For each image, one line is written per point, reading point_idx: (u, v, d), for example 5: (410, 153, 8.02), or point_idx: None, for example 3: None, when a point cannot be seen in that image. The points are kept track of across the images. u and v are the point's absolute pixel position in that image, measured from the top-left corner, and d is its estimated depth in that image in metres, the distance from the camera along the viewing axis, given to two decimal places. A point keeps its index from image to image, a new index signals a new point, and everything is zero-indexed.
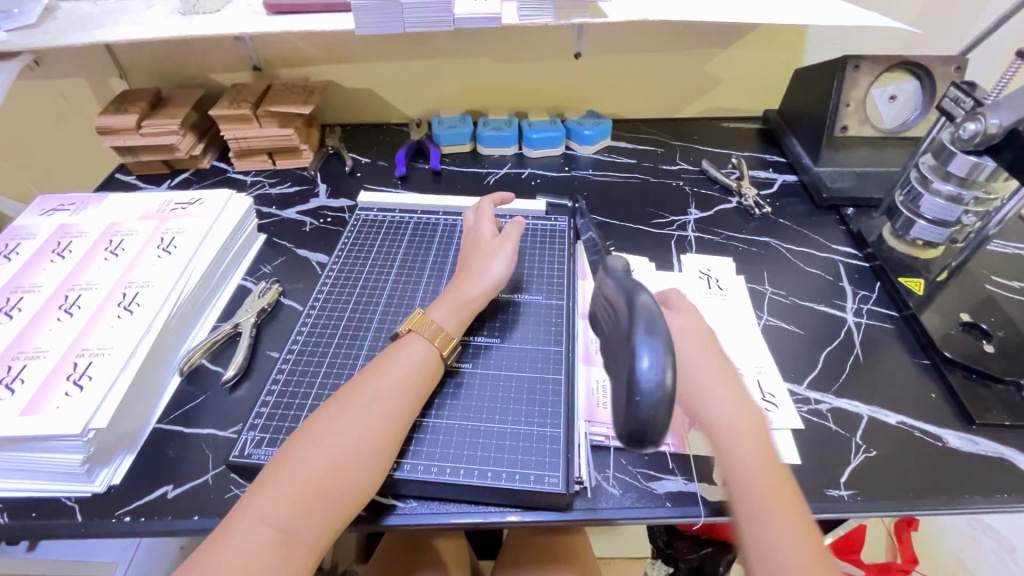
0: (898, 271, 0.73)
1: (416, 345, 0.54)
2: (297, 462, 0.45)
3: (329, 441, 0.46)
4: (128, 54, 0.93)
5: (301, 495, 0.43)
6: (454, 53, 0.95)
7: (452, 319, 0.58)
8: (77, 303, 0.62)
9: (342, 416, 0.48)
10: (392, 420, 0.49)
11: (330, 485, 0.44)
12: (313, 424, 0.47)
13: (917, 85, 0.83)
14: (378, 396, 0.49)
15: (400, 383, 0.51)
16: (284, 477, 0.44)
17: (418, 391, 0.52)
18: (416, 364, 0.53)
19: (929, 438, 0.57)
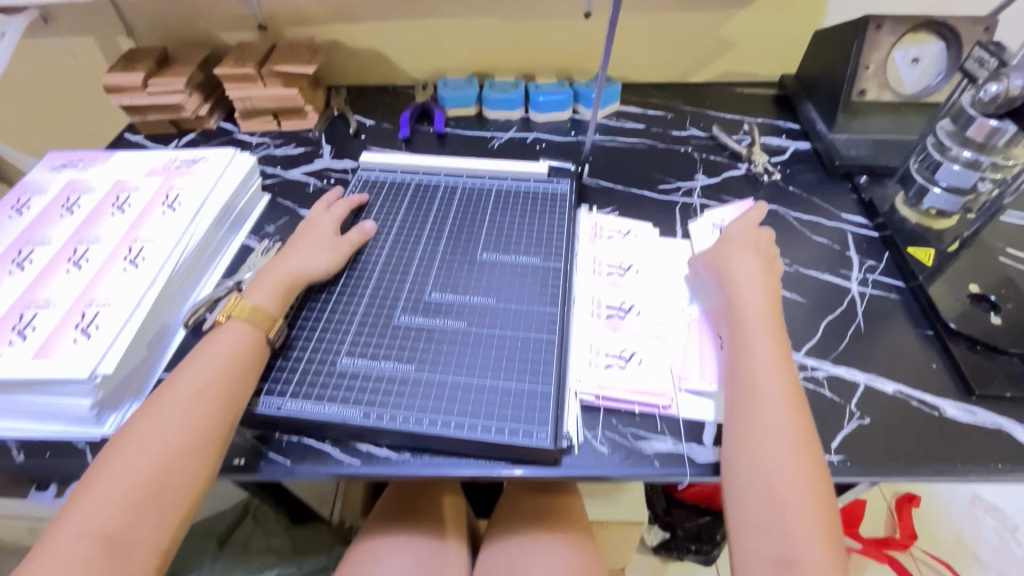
0: (908, 240, 0.71)
1: (234, 331, 0.54)
2: (145, 427, 0.47)
3: (177, 405, 0.48)
4: (134, 12, 0.92)
5: (155, 457, 0.46)
6: (461, 12, 0.93)
7: (273, 300, 0.57)
8: (85, 256, 0.63)
9: (189, 379, 0.50)
10: (204, 415, 0.48)
11: (187, 444, 0.47)
12: (162, 389, 0.50)
13: (941, 47, 0.79)
14: (225, 357, 0.52)
15: (215, 375, 0.51)
16: (137, 441, 0.46)
17: (233, 376, 0.51)
18: (232, 350, 0.53)
19: (925, 408, 0.56)
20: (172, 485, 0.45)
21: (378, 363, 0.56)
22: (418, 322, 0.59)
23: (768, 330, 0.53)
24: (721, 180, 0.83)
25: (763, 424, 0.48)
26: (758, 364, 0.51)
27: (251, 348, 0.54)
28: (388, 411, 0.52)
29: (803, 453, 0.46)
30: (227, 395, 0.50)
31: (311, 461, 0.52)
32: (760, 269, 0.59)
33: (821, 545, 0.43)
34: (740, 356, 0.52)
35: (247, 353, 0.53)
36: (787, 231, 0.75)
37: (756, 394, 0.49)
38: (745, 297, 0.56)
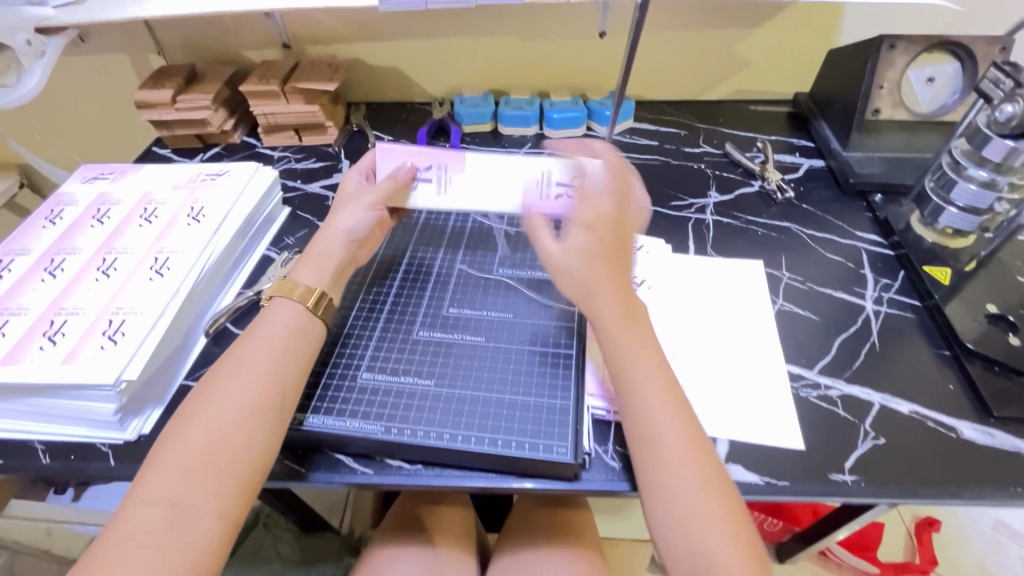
0: (923, 259, 0.71)
1: (281, 311, 0.54)
2: (206, 404, 0.47)
3: (235, 383, 0.49)
4: (166, 32, 0.96)
5: (216, 433, 0.46)
6: (479, 32, 0.95)
7: (316, 276, 0.57)
8: (113, 265, 0.65)
9: (241, 359, 0.50)
10: (265, 386, 0.49)
11: (245, 421, 0.47)
12: (216, 370, 0.50)
13: (956, 67, 0.79)
14: (278, 332, 0.53)
15: (270, 347, 0.51)
16: (197, 418, 0.47)
17: (289, 348, 0.52)
18: (284, 325, 0.53)
19: (942, 429, 0.56)
20: (234, 459, 0.45)
21: (398, 379, 0.56)
22: (436, 337, 0.60)
23: (638, 336, 0.51)
24: (734, 196, 0.84)
25: (662, 438, 0.47)
26: (642, 375, 0.49)
27: (298, 325, 0.54)
28: (408, 426, 0.52)
29: (701, 459, 0.46)
30: (282, 373, 0.50)
31: (326, 470, 0.53)
32: (604, 270, 0.53)
33: (724, 535, 0.44)
34: (638, 372, 0.50)
35: (294, 331, 0.53)
36: (800, 248, 0.75)
37: (646, 408, 0.48)
38: (606, 308, 0.52)
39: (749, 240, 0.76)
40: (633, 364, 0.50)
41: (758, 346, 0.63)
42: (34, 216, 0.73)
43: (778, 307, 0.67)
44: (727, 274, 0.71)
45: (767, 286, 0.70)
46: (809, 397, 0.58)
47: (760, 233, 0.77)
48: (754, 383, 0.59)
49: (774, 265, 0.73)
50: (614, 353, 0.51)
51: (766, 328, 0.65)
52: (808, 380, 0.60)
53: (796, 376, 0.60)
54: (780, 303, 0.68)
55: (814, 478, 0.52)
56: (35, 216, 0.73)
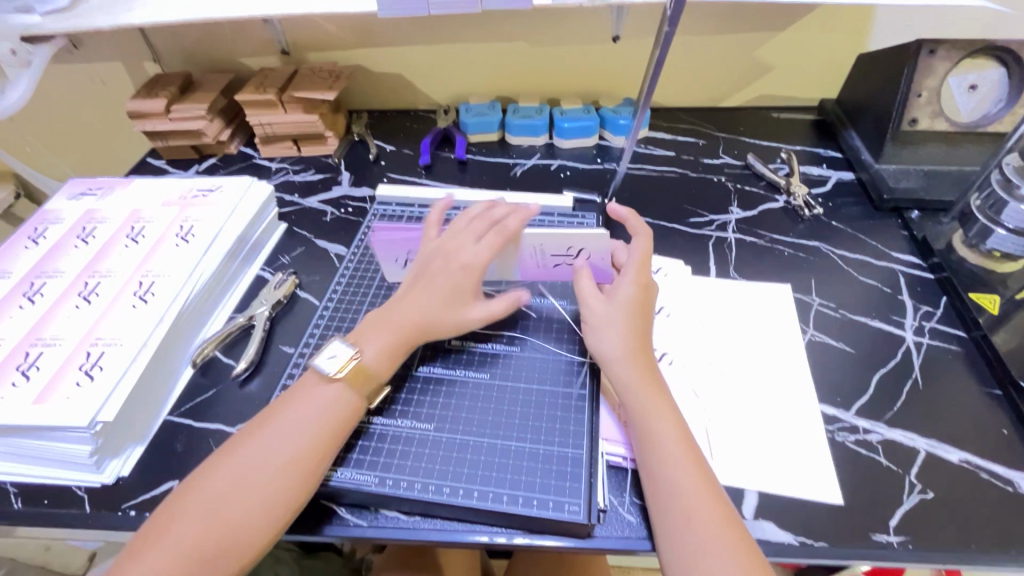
0: (967, 285, 0.65)
1: (330, 386, 0.49)
2: (219, 481, 0.44)
3: (255, 465, 0.44)
4: (161, 39, 0.92)
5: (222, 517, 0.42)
6: (486, 37, 0.90)
7: (384, 359, 0.51)
8: (95, 290, 0.62)
9: (266, 436, 0.46)
10: (290, 477, 0.44)
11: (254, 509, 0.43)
12: (237, 440, 0.47)
13: (1002, 73, 0.73)
14: (318, 415, 0.47)
15: (306, 431, 0.46)
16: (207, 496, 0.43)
17: (330, 435, 0.47)
18: (326, 406, 0.48)
19: (998, 482, 0.50)
20: (234, 552, 0.42)
21: (394, 421, 0.51)
22: (437, 372, 0.55)
23: (661, 400, 0.48)
24: (758, 212, 0.78)
25: (690, 506, 0.43)
26: (666, 440, 0.46)
27: (341, 413, 0.48)
28: (404, 477, 0.48)
29: (731, 528, 0.42)
30: (306, 463, 0.45)
31: (315, 520, 0.48)
32: (632, 340, 0.51)
33: None
34: (661, 435, 0.46)
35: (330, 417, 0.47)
36: (831, 271, 0.69)
37: (669, 471, 0.45)
38: (631, 374, 0.49)
39: (776, 262, 0.71)
40: (655, 428, 0.47)
41: (788, 382, 0.57)
42: (17, 235, 0.69)
43: (808, 337, 0.62)
44: (752, 299, 0.66)
45: (796, 312, 0.64)
46: (846, 443, 0.53)
47: (787, 254, 0.72)
48: (784, 425, 0.54)
49: (803, 289, 0.67)
50: (636, 417, 0.48)
51: (796, 362, 0.59)
52: (845, 423, 0.54)
53: (830, 418, 0.55)
54: (811, 333, 0.62)
55: (855, 540, 0.46)
56: (17, 236, 0.69)
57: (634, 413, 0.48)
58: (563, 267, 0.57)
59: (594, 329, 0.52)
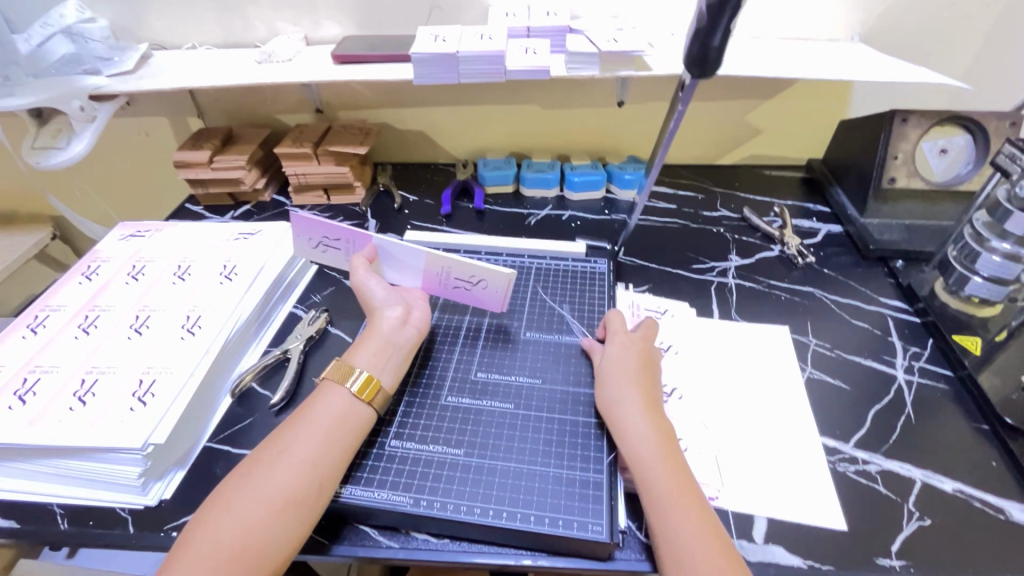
0: (951, 328, 0.70)
1: (340, 397, 0.53)
2: (243, 487, 0.47)
3: (275, 468, 0.48)
4: (207, 98, 1.02)
5: (248, 521, 0.45)
6: (504, 100, 1.00)
7: (377, 368, 0.56)
8: (146, 322, 0.66)
9: (282, 442, 0.50)
10: (310, 478, 0.48)
11: (279, 511, 0.46)
12: (259, 452, 0.50)
13: (968, 139, 0.82)
14: (332, 420, 0.52)
15: (323, 435, 0.51)
16: (232, 502, 0.46)
17: (343, 437, 0.51)
18: (339, 413, 0.52)
19: (990, 510, 0.53)
20: (264, 555, 0.44)
21: (427, 447, 0.55)
22: (465, 403, 0.60)
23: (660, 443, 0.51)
24: (755, 260, 0.85)
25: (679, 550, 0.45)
26: (658, 479, 0.49)
27: (352, 420, 0.53)
28: (437, 499, 0.51)
29: (726, 567, 0.44)
30: (324, 466, 0.49)
31: (348, 542, 0.51)
32: (636, 397, 0.55)
33: None
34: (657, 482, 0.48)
35: (340, 422, 0.52)
36: (826, 315, 0.75)
37: (660, 511, 0.47)
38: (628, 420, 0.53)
39: (774, 305, 0.76)
40: (648, 472, 0.49)
41: (789, 415, 0.62)
42: (71, 272, 0.75)
43: (807, 375, 0.67)
44: (754, 339, 0.71)
45: (795, 352, 0.69)
46: (847, 472, 0.56)
47: (784, 298, 0.78)
48: (788, 455, 0.58)
49: (801, 331, 0.73)
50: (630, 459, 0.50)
51: (798, 398, 0.63)
52: (845, 454, 0.58)
53: (832, 449, 0.59)
54: (809, 371, 0.67)
55: (860, 564, 0.49)
56: (71, 272, 0.75)
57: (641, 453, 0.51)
58: (461, 288, 0.66)
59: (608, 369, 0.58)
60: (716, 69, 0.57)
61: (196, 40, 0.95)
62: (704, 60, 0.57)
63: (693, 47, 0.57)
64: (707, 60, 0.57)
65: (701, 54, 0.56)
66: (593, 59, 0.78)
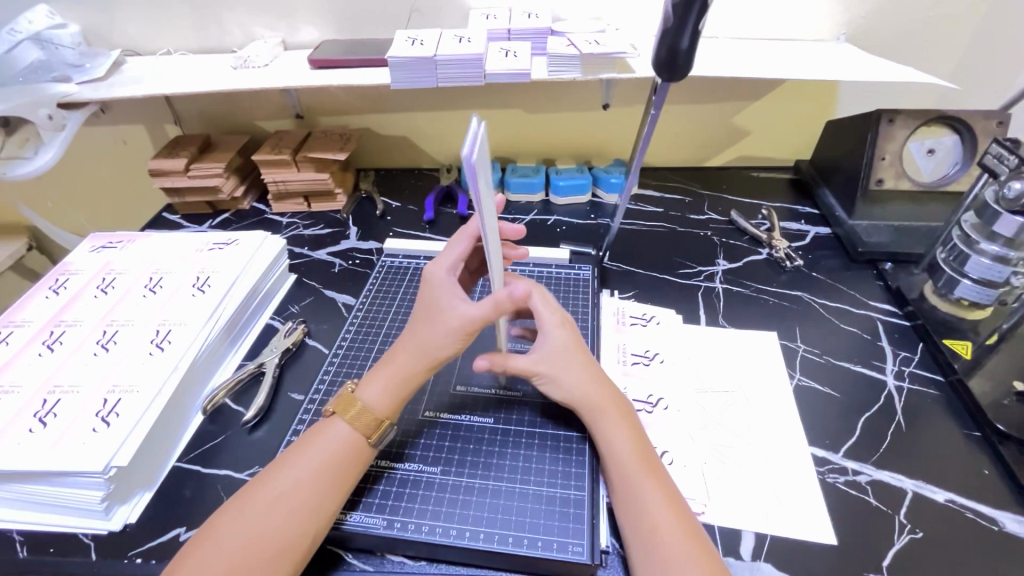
0: (941, 332, 0.69)
1: (338, 433, 0.50)
2: (227, 529, 0.44)
3: (265, 510, 0.45)
4: (184, 105, 0.99)
5: (231, 566, 0.42)
6: (487, 104, 0.98)
7: (387, 400, 0.52)
8: (113, 338, 0.64)
9: (274, 481, 0.47)
10: (298, 519, 0.45)
11: (265, 556, 0.43)
12: (250, 488, 0.47)
13: (956, 139, 0.80)
14: (325, 457, 0.49)
15: (315, 475, 0.48)
16: (219, 545, 0.44)
17: (336, 477, 0.48)
18: (332, 448, 0.49)
19: (983, 521, 0.52)
20: None
21: (402, 465, 0.53)
22: (442, 419, 0.58)
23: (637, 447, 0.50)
24: (743, 264, 0.83)
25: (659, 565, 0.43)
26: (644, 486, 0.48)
27: (347, 454, 0.50)
28: (412, 520, 0.49)
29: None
30: (318, 506, 0.46)
31: (319, 567, 0.49)
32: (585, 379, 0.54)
33: None
34: (627, 469, 0.49)
35: (337, 460, 0.49)
36: (814, 319, 0.74)
37: (630, 513, 0.47)
38: (607, 436, 0.51)
39: (763, 310, 0.75)
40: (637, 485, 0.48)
41: (777, 424, 0.60)
42: (38, 286, 0.72)
43: (796, 382, 0.65)
44: (741, 346, 0.69)
45: (783, 359, 0.68)
46: (836, 484, 0.55)
47: (772, 303, 0.76)
48: (776, 467, 0.56)
49: (789, 336, 0.71)
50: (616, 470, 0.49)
51: (786, 407, 0.62)
52: (834, 464, 0.57)
53: (821, 460, 0.57)
54: (798, 378, 0.66)
55: None
56: (38, 287, 0.72)
57: (616, 473, 0.49)
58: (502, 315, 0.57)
59: (545, 373, 0.55)
60: (686, 73, 0.56)
61: (170, 46, 0.93)
62: (673, 64, 0.56)
63: (660, 55, 0.56)
64: (676, 63, 0.55)
65: (669, 59, 0.55)
66: (575, 61, 0.77)
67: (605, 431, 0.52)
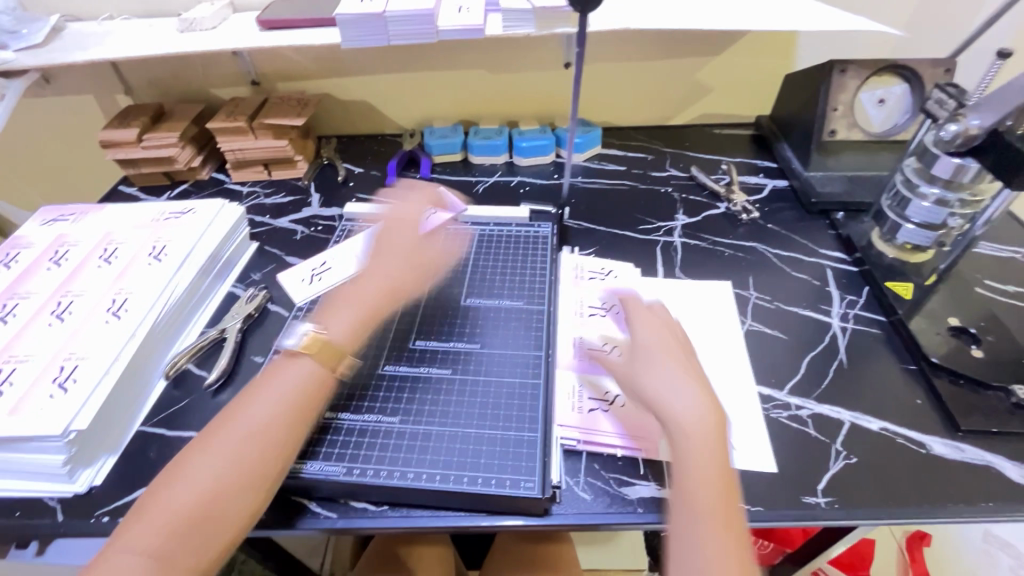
0: (886, 275, 0.72)
1: (302, 366, 0.53)
2: (202, 455, 0.47)
3: (234, 436, 0.48)
4: (133, 73, 0.96)
5: (200, 489, 0.45)
6: (447, 65, 0.97)
7: (345, 331, 0.56)
8: (68, 308, 0.64)
9: (247, 411, 0.49)
10: (268, 443, 0.48)
11: (236, 481, 0.46)
12: (224, 419, 0.49)
13: (905, 88, 0.82)
14: (292, 388, 0.51)
15: (283, 403, 0.50)
16: (193, 469, 0.46)
17: (302, 405, 0.51)
18: (301, 380, 0.52)
19: (913, 445, 0.55)
20: (225, 517, 0.45)
21: (359, 416, 0.55)
22: (402, 371, 0.59)
23: (715, 414, 0.48)
24: (702, 219, 0.85)
25: (707, 540, 0.44)
26: (703, 457, 0.46)
27: (315, 384, 0.52)
28: (371, 466, 0.51)
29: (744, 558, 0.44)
30: (286, 432, 0.49)
31: (281, 519, 0.50)
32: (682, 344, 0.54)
33: None
34: (695, 437, 0.47)
35: (303, 387, 0.51)
36: (768, 269, 0.76)
37: (690, 483, 0.46)
38: (695, 405, 0.48)
39: (718, 262, 0.77)
40: (701, 454, 0.46)
41: (726, 366, 0.63)
42: None
43: (746, 327, 0.68)
44: (695, 296, 0.71)
45: (735, 306, 0.70)
46: (780, 419, 0.58)
47: (727, 254, 0.78)
48: (725, 407, 0.58)
49: (741, 285, 0.73)
50: (684, 438, 0.47)
51: (737, 350, 0.64)
52: (778, 401, 0.60)
53: (766, 397, 0.60)
54: (749, 323, 0.68)
55: (789, 503, 0.51)
56: None
57: (688, 443, 0.47)
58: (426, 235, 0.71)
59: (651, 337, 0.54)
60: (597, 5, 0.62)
61: (112, 9, 0.90)
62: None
63: None
64: None
65: None
66: (527, 16, 0.76)
67: (677, 396, 0.48)
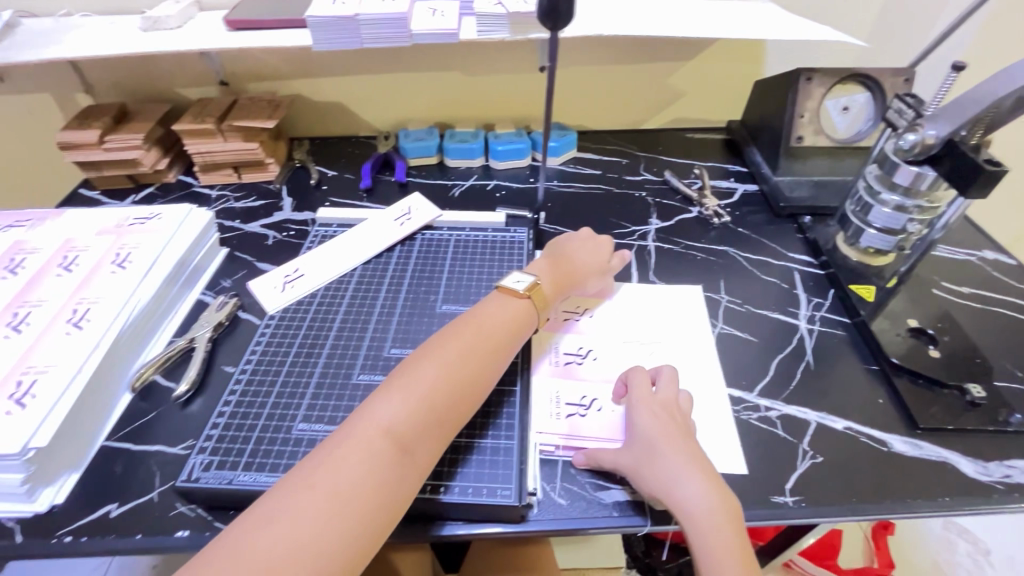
0: (850, 278, 0.74)
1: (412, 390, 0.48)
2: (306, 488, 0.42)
3: (346, 464, 0.43)
4: (94, 72, 0.93)
5: (306, 527, 0.40)
6: (421, 68, 0.96)
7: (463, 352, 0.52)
8: (26, 319, 0.61)
9: (360, 438, 0.45)
10: (382, 476, 0.44)
11: (346, 516, 0.42)
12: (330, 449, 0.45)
13: (868, 96, 0.84)
14: (409, 416, 0.47)
15: (398, 433, 0.46)
16: (294, 511, 0.41)
17: (420, 438, 0.47)
18: (416, 405, 0.47)
19: (875, 444, 0.58)
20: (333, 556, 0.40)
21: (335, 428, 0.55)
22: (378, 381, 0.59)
23: (717, 494, 0.48)
24: (675, 223, 0.86)
25: None
26: (716, 533, 0.46)
27: (433, 412, 0.48)
28: None
29: None
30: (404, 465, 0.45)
31: None
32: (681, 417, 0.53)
33: None
34: (705, 519, 0.46)
35: (417, 413, 0.47)
36: (739, 272, 0.78)
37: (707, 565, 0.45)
38: (697, 493, 0.47)
39: (691, 266, 0.78)
40: (712, 536, 0.46)
41: (699, 369, 0.64)
42: None
43: (717, 331, 0.69)
44: (668, 300, 0.72)
45: (708, 309, 0.72)
46: (750, 420, 0.59)
47: (700, 258, 0.80)
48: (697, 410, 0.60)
49: (713, 288, 0.75)
50: (693, 525, 0.46)
51: (709, 353, 0.66)
52: (749, 403, 0.61)
53: (737, 400, 0.61)
54: (720, 326, 0.70)
55: (758, 503, 0.52)
56: None
57: (695, 527, 0.46)
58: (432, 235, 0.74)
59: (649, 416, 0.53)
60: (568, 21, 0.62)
61: (70, 6, 0.86)
62: (556, 12, 0.62)
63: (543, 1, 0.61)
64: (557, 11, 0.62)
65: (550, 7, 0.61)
66: (502, 20, 0.76)
67: (683, 484, 0.48)
